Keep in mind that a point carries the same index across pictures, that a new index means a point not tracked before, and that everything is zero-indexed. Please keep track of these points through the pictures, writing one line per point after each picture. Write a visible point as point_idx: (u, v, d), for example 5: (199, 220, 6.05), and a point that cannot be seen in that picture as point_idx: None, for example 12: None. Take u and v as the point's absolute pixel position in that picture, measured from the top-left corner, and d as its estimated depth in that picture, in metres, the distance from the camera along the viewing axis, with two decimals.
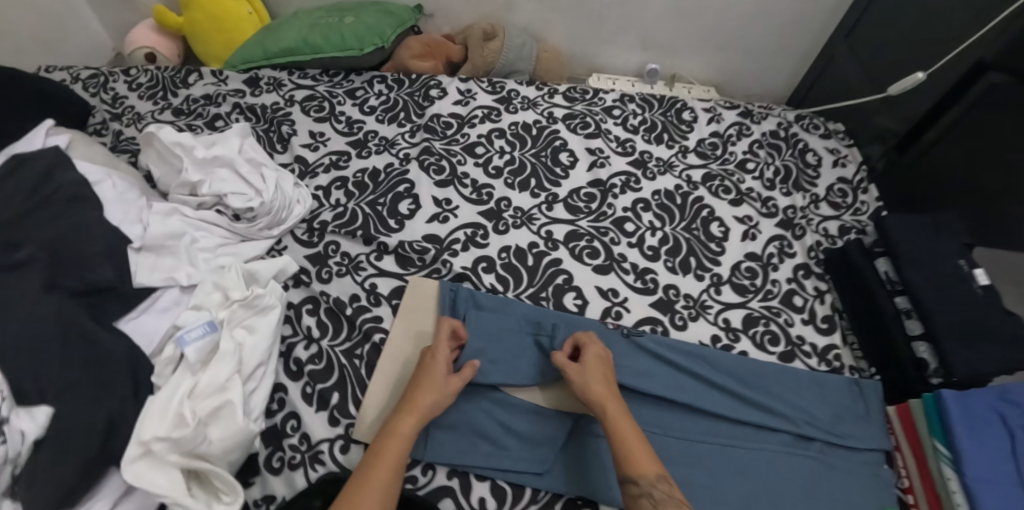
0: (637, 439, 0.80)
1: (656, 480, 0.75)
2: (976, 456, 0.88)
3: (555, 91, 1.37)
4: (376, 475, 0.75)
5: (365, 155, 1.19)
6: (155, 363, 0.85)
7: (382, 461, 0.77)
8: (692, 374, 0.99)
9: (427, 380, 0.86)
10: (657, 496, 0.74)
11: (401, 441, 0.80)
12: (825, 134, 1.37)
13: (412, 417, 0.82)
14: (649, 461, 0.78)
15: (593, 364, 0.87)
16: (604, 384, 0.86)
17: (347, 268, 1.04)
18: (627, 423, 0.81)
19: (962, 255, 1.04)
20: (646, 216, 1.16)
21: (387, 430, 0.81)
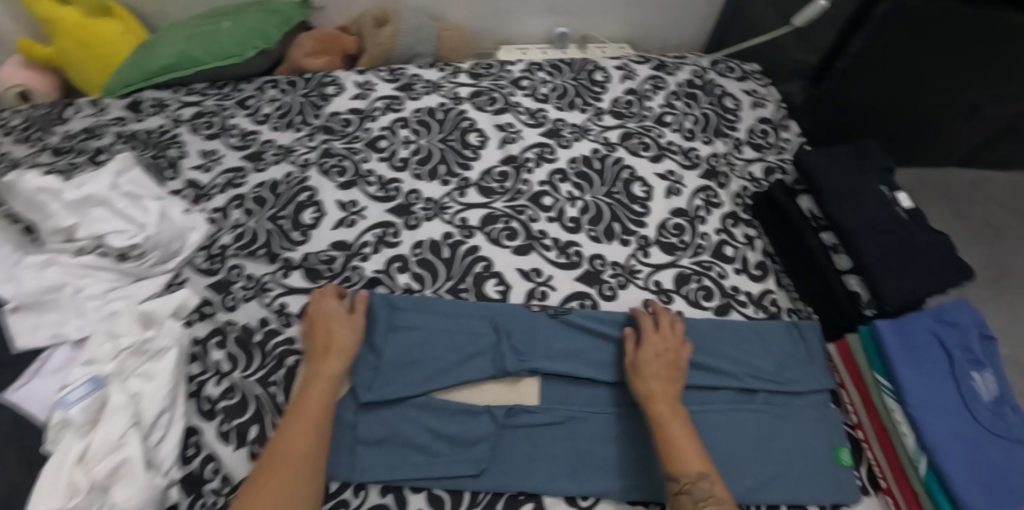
0: (684, 436, 0.80)
1: (697, 478, 0.76)
2: (917, 385, 0.87)
3: (459, 70, 1.30)
4: (308, 417, 0.78)
5: (262, 168, 1.12)
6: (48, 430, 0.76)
7: (309, 402, 0.80)
8: (628, 347, 0.94)
9: (338, 322, 0.89)
10: (696, 493, 0.75)
11: (328, 382, 0.83)
12: (740, 76, 1.34)
13: (334, 359, 0.85)
14: (694, 458, 0.78)
15: (654, 360, 0.88)
16: (662, 380, 0.86)
17: (254, 291, 0.98)
18: (681, 425, 0.81)
19: (882, 181, 1.02)
20: (565, 187, 1.11)
21: (313, 373, 0.84)
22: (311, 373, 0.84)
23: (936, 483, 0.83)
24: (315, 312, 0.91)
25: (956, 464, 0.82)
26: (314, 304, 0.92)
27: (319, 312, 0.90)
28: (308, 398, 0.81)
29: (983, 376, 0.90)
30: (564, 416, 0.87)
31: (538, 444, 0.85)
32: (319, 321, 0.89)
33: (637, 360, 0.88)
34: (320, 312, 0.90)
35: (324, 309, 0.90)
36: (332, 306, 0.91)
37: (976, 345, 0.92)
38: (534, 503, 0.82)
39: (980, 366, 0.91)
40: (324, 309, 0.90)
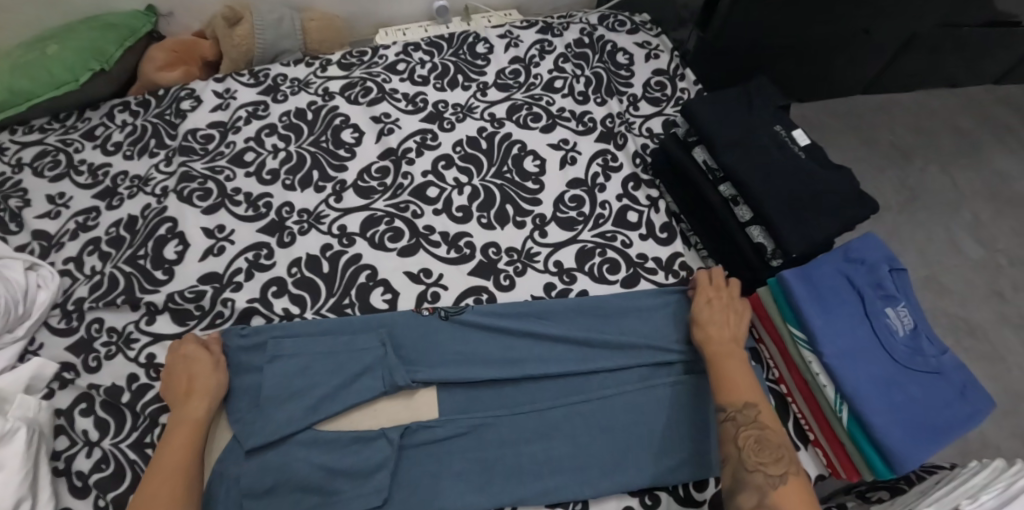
0: (740, 371, 0.80)
1: (744, 406, 0.75)
2: (830, 332, 0.82)
3: (328, 62, 1.19)
4: (170, 468, 0.71)
5: (116, 204, 1.02)
6: None
7: (173, 452, 0.73)
8: (530, 338, 0.87)
9: (197, 362, 0.82)
10: (740, 420, 0.74)
11: (193, 427, 0.76)
12: (632, 29, 1.27)
13: (201, 398, 0.79)
14: (745, 390, 0.77)
15: (707, 304, 0.88)
16: (719, 322, 0.86)
17: (118, 344, 0.89)
18: (737, 361, 0.81)
19: (777, 120, 0.96)
20: (450, 174, 1.03)
21: (176, 418, 0.77)
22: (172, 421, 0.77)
23: (859, 432, 0.79)
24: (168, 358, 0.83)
25: (877, 409, 0.77)
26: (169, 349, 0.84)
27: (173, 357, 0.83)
28: (170, 447, 0.74)
29: (897, 310, 0.86)
30: (466, 425, 0.80)
31: (443, 462, 0.79)
32: (175, 367, 0.82)
33: (694, 306, 0.89)
34: (176, 355, 0.83)
35: (178, 353, 0.83)
36: (186, 347, 0.83)
37: (887, 279, 0.87)
38: None
39: (894, 300, 0.87)
40: (178, 353, 0.83)
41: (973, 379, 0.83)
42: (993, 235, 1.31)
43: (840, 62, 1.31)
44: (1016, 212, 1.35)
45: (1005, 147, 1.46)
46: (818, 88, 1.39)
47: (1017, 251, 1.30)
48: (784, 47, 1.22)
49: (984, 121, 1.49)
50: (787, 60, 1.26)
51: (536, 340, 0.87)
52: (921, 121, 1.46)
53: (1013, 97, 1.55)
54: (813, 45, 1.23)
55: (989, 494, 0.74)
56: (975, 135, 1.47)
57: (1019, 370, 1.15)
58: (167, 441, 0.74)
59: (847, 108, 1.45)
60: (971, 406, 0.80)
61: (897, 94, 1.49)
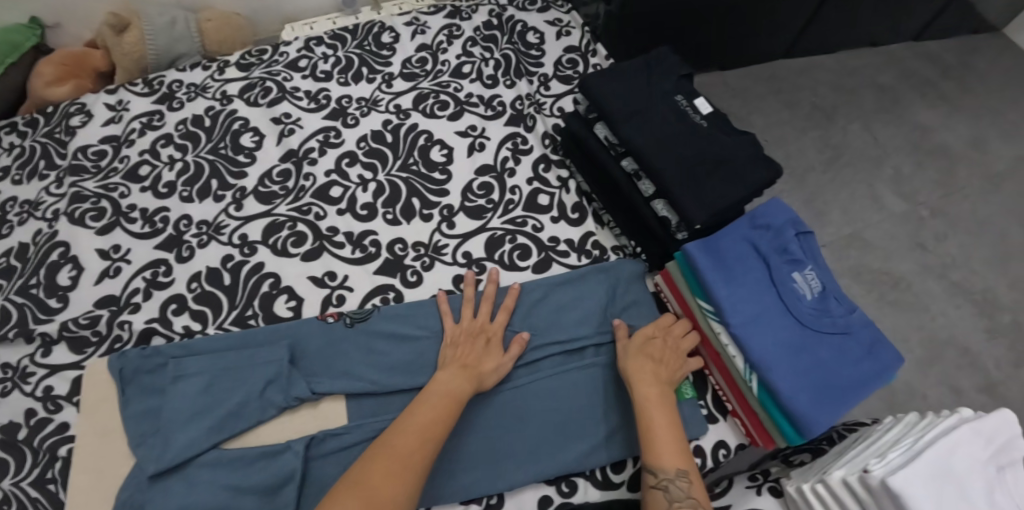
0: (667, 425, 0.75)
1: (676, 475, 0.71)
2: (736, 302, 0.82)
3: (226, 64, 1.13)
4: (453, 391, 0.74)
5: (6, 232, 0.96)
6: None
7: (424, 413, 0.71)
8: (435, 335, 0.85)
9: (476, 348, 0.81)
10: (672, 490, 0.70)
11: (452, 399, 0.73)
12: (543, 6, 1.22)
13: (488, 342, 0.82)
14: (677, 454, 0.72)
15: (642, 348, 0.83)
16: (647, 364, 0.81)
17: (13, 378, 0.85)
18: (668, 415, 0.76)
19: (678, 90, 0.94)
20: (354, 171, 1.00)
21: (460, 355, 0.80)
22: (434, 384, 0.75)
23: (768, 399, 0.80)
24: (476, 327, 0.84)
25: (784, 375, 0.78)
26: (467, 318, 0.85)
27: (477, 329, 0.83)
28: (421, 409, 0.71)
29: (804, 274, 0.86)
30: (374, 429, 0.79)
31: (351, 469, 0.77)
32: (454, 347, 0.81)
33: (628, 346, 0.83)
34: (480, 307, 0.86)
35: (482, 329, 0.84)
36: (485, 327, 0.84)
37: (793, 243, 0.87)
38: None
39: (801, 264, 0.87)
40: (474, 329, 0.83)
41: (880, 336, 0.83)
42: (917, 188, 1.33)
43: (749, 27, 1.28)
44: (938, 164, 1.37)
45: (926, 99, 1.47)
46: (731, 55, 1.36)
47: (940, 201, 1.31)
48: (692, 13, 1.19)
49: (905, 76, 1.50)
50: (698, 26, 1.23)
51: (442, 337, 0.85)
52: (843, 78, 1.46)
53: (931, 51, 1.57)
54: (722, 8, 1.20)
55: (897, 451, 0.74)
56: (897, 90, 1.47)
57: (943, 319, 1.17)
58: (423, 402, 0.72)
59: (766, 71, 1.43)
60: (877, 363, 0.80)
61: (822, 56, 1.48)
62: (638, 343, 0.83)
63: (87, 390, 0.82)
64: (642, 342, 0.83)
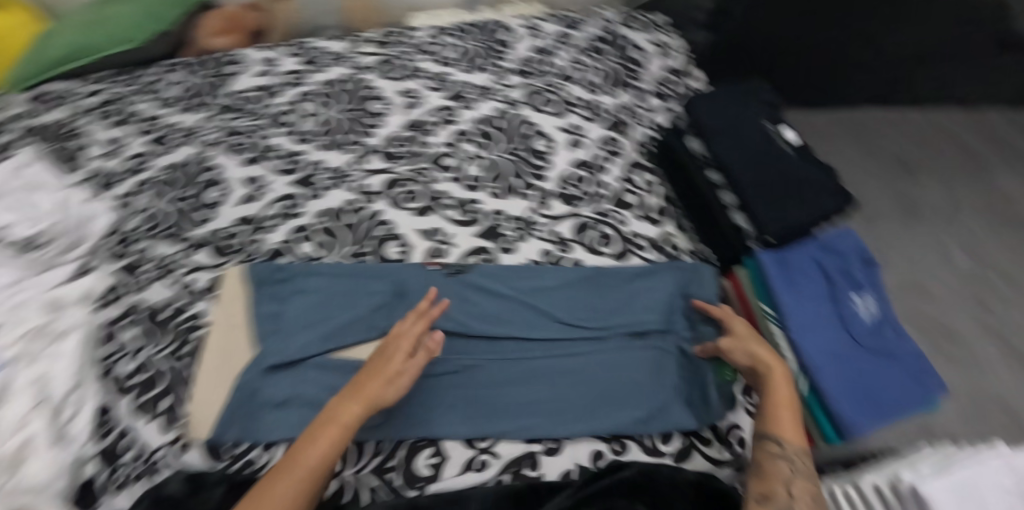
0: (792, 405, 0.81)
1: (799, 451, 0.77)
2: (798, 309, 0.92)
3: (366, 40, 1.29)
4: (338, 421, 0.74)
5: (168, 151, 1.13)
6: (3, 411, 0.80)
7: (319, 442, 0.72)
8: (522, 297, 0.97)
9: (386, 356, 0.80)
10: (797, 464, 0.75)
11: (341, 429, 0.73)
12: (648, 28, 1.34)
13: (399, 350, 0.80)
14: (799, 434, 0.78)
15: (755, 336, 0.88)
16: (769, 349, 0.87)
17: (162, 270, 1.00)
18: (792, 396, 0.82)
19: (766, 117, 1.05)
20: (467, 147, 1.13)
21: (360, 376, 0.79)
22: (335, 409, 0.75)
23: (815, 402, 0.88)
24: (395, 334, 0.83)
25: (835, 380, 0.87)
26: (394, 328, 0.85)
27: (389, 341, 0.82)
28: (309, 438, 0.72)
29: (864, 298, 0.94)
30: (461, 364, 0.92)
31: (435, 394, 0.90)
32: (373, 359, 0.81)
33: (739, 330, 0.90)
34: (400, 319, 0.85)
35: (396, 335, 0.83)
36: (399, 337, 0.82)
37: (857, 270, 0.96)
38: (433, 449, 0.86)
39: (862, 289, 0.95)
40: (390, 342, 0.82)
41: (928, 366, 0.90)
42: None
43: None
44: None
45: None
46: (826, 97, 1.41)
47: None
48: None
49: None
50: None
51: (527, 300, 0.97)
52: None
53: None
54: None
55: (928, 466, 0.81)
56: None
57: None
58: (314, 432, 0.73)
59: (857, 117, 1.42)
60: (922, 388, 0.88)
61: (924, 112, 1.39)
62: (747, 331, 0.90)
63: (224, 287, 0.97)
64: (752, 332, 0.90)
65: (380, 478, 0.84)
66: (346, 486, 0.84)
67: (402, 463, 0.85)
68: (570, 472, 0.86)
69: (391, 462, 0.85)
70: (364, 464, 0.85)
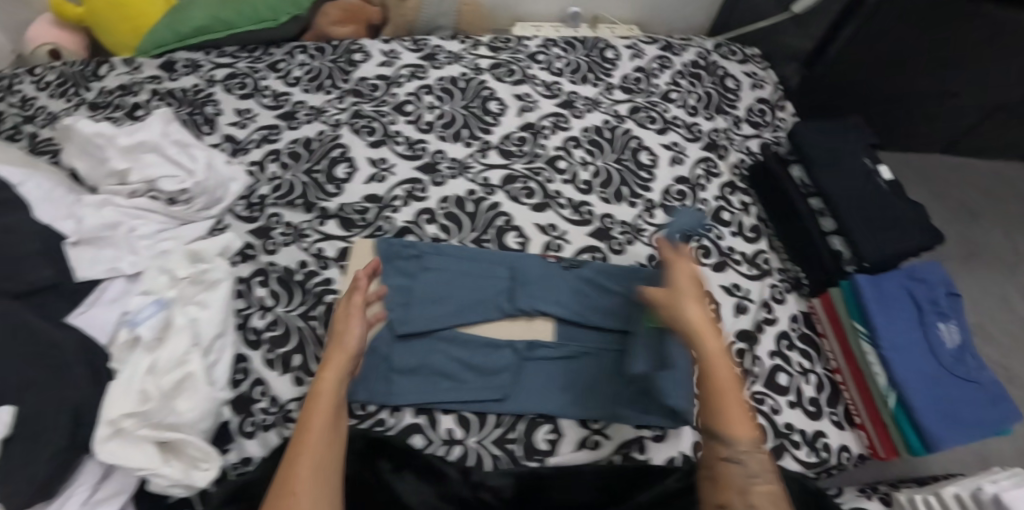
0: (733, 387, 0.81)
1: (744, 449, 0.78)
2: (889, 331, 1.00)
3: (480, 43, 1.36)
4: (324, 391, 0.83)
5: (295, 126, 1.19)
6: (162, 354, 0.83)
7: (315, 419, 0.79)
8: (620, 296, 1.01)
9: (344, 324, 0.91)
10: (746, 461, 0.77)
11: (327, 397, 0.82)
12: (743, 59, 1.41)
13: (348, 320, 0.91)
14: (745, 425, 0.79)
15: (694, 301, 0.86)
16: (701, 312, 0.85)
17: (293, 237, 1.06)
18: (730, 376, 0.82)
19: (865, 153, 1.13)
20: (578, 152, 1.20)
21: (331, 350, 0.88)
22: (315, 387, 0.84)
23: (902, 415, 0.97)
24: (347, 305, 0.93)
25: (921, 397, 0.96)
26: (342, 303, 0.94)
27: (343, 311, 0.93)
28: (311, 413, 0.80)
29: (948, 326, 1.03)
30: (578, 351, 0.98)
31: (555, 375, 0.96)
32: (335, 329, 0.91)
33: (678, 286, 0.87)
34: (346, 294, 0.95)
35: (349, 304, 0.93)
36: (345, 307, 0.93)
37: (943, 299, 1.05)
38: (551, 425, 0.93)
39: (946, 317, 1.04)
40: (342, 312, 0.93)
41: (1004, 392, 0.99)
42: None
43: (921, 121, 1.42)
44: None
45: None
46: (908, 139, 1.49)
47: None
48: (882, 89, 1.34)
49: None
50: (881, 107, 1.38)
51: (623, 296, 1.01)
52: None
53: None
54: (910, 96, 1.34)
55: (1008, 479, 0.89)
56: None
57: None
58: (310, 409, 0.81)
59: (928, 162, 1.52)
60: (999, 412, 0.97)
61: (974, 159, 1.54)
62: (687, 289, 0.87)
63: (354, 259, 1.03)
64: (687, 291, 0.87)
65: (501, 447, 0.91)
66: (473, 450, 0.90)
67: (523, 436, 0.92)
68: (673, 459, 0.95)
69: (512, 434, 0.92)
70: (487, 433, 0.91)
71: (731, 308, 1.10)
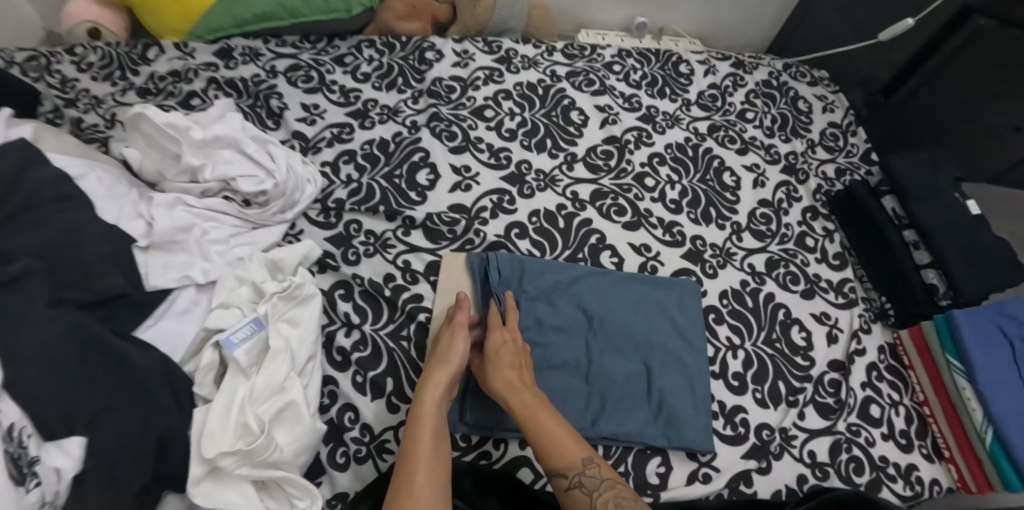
0: (562, 429, 0.77)
1: (584, 466, 0.73)
2: (985, 367, 0.99)
3: (554, 48, 1.31)
4: (427, 417, 0.75)
5: (369, 126, 1.11)
6: (257, 378, 0.75)
7: (425, 443, 0.72)
8: (680, 332, 0.98)
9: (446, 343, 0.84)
10: (587, 482, 0.72)
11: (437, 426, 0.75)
12: (812, 81, 1.38)
13: (456, 335, 0.85)
14: (572, 449, 0.75)
15: (508, 363, 0.83)
16: (514, 372, 0.83)
17: (375, 246, 0.98)
18: (552, 415, 0.78)
19: (955, 189, 1.14)
20: (663, 170, 1.16)
21: (428, 373, 0.81)
22: (420, 408, 0.77)
23: (1000, 454, 0.95)
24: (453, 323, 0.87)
25: (1020, 436, 0.94)
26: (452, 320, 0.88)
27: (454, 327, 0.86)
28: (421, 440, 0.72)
29: None
30: (685, 379, 0.94)
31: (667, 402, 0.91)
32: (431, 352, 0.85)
33: (496, 352, 0.85)
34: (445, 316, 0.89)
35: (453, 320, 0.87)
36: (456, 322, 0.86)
37: None
38: (661, 458, 0.89)
39: None
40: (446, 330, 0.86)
41: None
42: None
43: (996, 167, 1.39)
44: None
45: None
46: None
47: None
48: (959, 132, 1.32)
49: None
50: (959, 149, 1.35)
51: (673, 327, 0.98)
52: None
53: None
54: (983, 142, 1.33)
55: None
56: None
57: None
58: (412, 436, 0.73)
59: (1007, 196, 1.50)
60: None
61: None
62: (501, 350, 0.85)
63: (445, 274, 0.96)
64: (498, 349, 0.85)
65: None
66: None
67: (632, 470, 0.88)
68: (780, 493, 0.91)
69: (622, 468, 0.87)
70: None
71: (822, 338, 1.07)
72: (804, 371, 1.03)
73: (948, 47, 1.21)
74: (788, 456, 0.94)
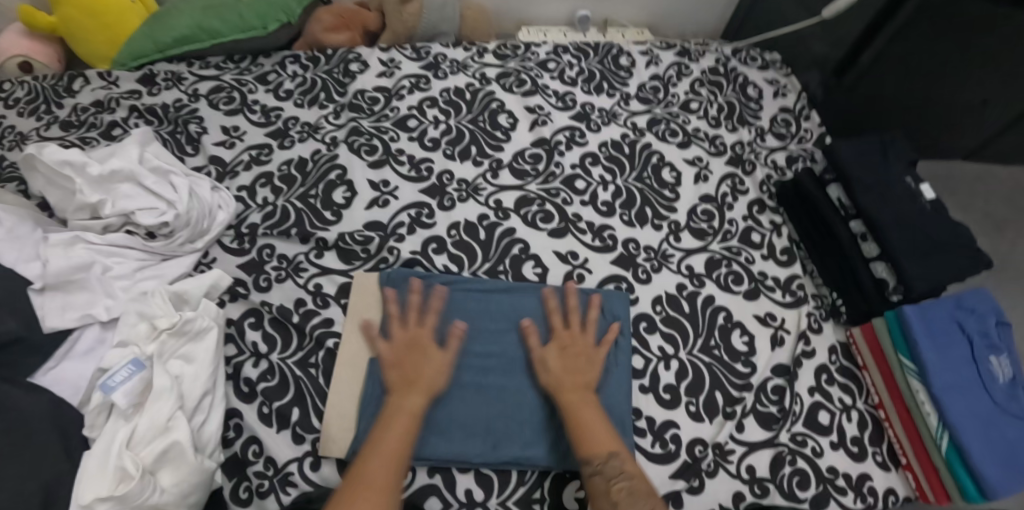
0: (598, 422, 0.80)
1: (609, 458, 0.77)
2: (939, 367, 0.92)
3: (485, 50, 1.27)
4: (401, 418, 0.77)
5: (288, 145, 1.09)
6: (139, 421, 0.74)
7: (386, 444, 0.74)
8: None
9: (416, 352, 0.84)
10: (608, 472, 0.76)
11: (407, 425, 0.77)
12: (763, 65, 1.31)
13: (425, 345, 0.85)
14: (601, 441, 0.78)
15: (559, 358, 0.86)
16: (571, 373, 0.85)
17: (288, 271, 0.96)
18: (592, 410, 0.81)
19: (907, 172, 1.06)
20: (596, 170, 1.11)
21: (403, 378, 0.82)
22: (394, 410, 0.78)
23: (956, 460, 0.89)
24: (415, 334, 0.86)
25: (976, 440, 0.88)
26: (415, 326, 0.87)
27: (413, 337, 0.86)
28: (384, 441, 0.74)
29: (1000, 359, 0.95)
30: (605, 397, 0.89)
31: None
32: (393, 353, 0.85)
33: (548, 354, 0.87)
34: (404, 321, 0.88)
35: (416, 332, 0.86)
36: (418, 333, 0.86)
37: (993, 330, 0.97)
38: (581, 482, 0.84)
39: (997, 350, 0.96)
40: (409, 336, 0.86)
41: None
42: None
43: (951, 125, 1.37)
44: None
45: None
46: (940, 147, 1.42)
47: None
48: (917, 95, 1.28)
49: None
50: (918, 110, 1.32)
51: None
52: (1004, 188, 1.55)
53: None
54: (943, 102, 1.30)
55: None
56: None
57: None
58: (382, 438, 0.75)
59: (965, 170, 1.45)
60: None
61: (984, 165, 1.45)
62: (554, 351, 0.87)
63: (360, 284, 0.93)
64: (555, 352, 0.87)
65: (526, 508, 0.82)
66: None
67: (549, 494, 0.83)
68: None
69: (538, 492, 0.83)
70: (510, 493, 0.83)
71: (767, 341, 1.01)
72: (744, 378, 0.97)
73: (901, 16, 1.13)
74: (723, 472, 0.90)
